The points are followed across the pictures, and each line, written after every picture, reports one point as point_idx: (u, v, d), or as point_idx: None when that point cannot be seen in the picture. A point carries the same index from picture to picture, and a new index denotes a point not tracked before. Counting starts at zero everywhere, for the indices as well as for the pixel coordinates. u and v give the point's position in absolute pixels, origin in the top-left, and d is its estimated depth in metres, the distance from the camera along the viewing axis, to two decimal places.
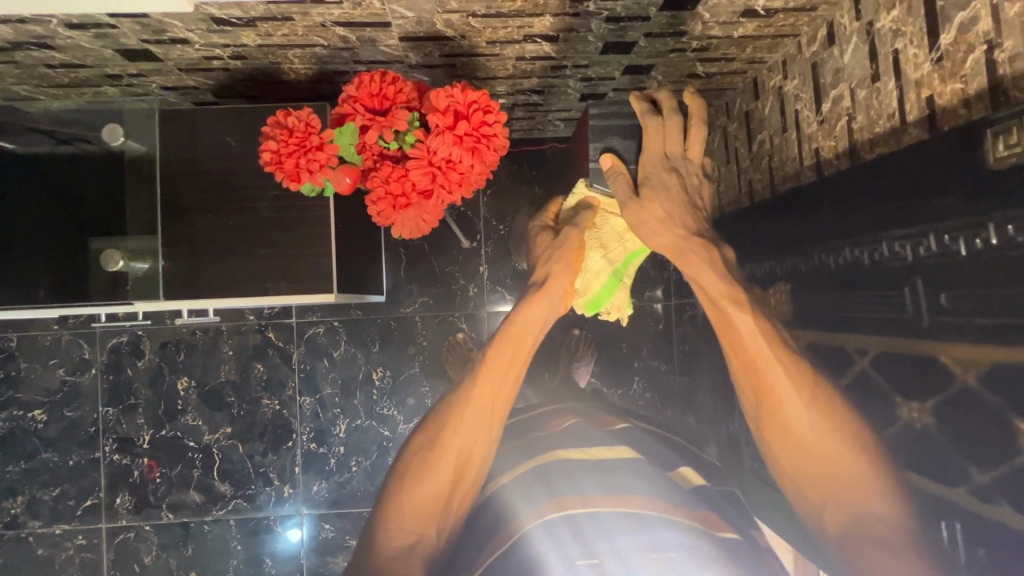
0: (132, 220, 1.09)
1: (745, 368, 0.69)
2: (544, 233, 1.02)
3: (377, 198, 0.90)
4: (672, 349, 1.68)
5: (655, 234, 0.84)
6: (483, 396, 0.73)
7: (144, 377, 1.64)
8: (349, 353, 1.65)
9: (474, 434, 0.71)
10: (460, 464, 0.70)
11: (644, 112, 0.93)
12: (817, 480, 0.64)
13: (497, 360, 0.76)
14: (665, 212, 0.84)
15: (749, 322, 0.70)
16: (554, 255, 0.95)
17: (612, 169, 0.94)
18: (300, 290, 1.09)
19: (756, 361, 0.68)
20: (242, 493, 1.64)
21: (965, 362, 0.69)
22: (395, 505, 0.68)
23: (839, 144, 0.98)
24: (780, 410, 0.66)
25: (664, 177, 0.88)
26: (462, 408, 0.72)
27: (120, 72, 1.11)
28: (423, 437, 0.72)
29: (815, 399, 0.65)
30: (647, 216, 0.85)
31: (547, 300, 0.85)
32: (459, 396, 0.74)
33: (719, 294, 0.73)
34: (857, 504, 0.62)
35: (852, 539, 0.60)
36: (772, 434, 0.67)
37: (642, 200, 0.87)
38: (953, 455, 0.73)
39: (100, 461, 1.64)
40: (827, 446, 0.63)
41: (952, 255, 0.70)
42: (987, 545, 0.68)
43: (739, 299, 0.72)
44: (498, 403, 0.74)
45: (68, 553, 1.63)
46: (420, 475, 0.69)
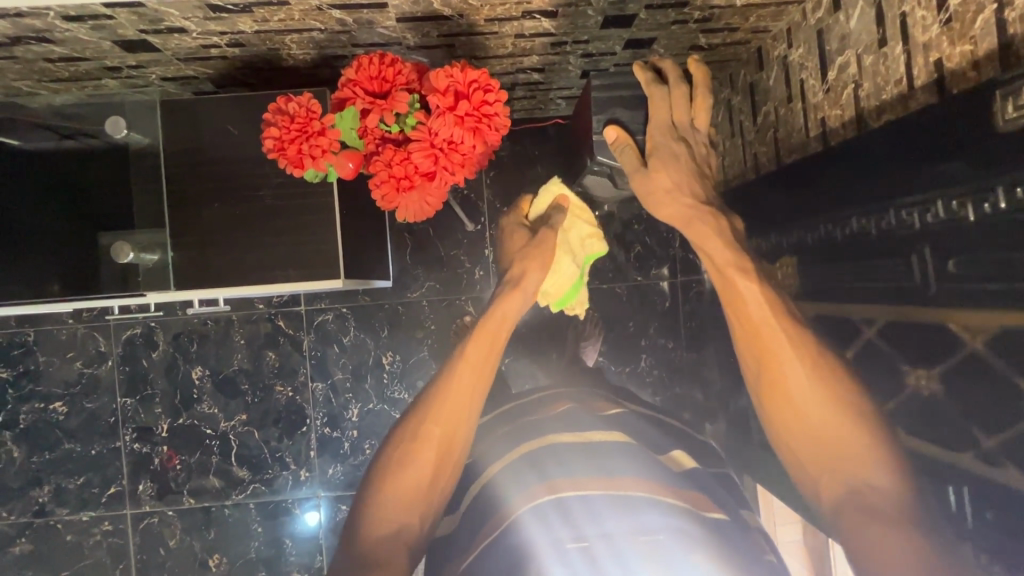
0: (141, 212, 1.10)
1: (748, 336, 0.70)
2: (521, 232, 1.06)
3: (381, 180, 0.88)
4: (679, 326, 1.69)
5: (660, 203, 0.83)
6: (460, 390, 0.74)
7: (159, 368, 1.67)
8: (358, 338, 1.68)
9: (453, 423, 0.73)
10: (439, 455, 0.71)
11: (648, 82, 0.92)
12: (815, 449, 0.64)
13: (472, 354, 0.77)
14: (672, 182, 0.83)
15: (754, 291, 0.70)
16: (532, 252, 0.97)
17: (617, 142, 0.93)
18: (308, 276, 1.09)
19: (758, 329, 0.69)
20: (260, 477, 1.69)
21: (973, 327, 0.69)
22: (380, 494, 0.69)
23: (845, 112, 0.97)
24: (782, 377, 0.66)
25: (673, 147, 0.87)
26: (441, 399, 0.74)
27: (120, 64, 1.11)
28: (404, 428, 0.74)
29: (814, 367, 0.66)
30: (652, 187, 0.85)
31: (520, 298, 0.87)
32: (438, 386, 0.75)
33: (725, 264, 0.73)
34: (854, 473, 0.62)
35: (846, 507, 0.61)
36: (770, 402, 0.67)
37: (649, 169, 0.86)
38: (960, 420, 0.73)
39: (122, 450, 1.68)
40: (824, 418, 0.64)
41: (960, 221, 0.70)
42: (993, 507, 0.69)
43: (746, 268, 0.72)
44: (476, 393, 0.75)
45: (95, 538, 1.68)
46: (400, 467, 0.70)
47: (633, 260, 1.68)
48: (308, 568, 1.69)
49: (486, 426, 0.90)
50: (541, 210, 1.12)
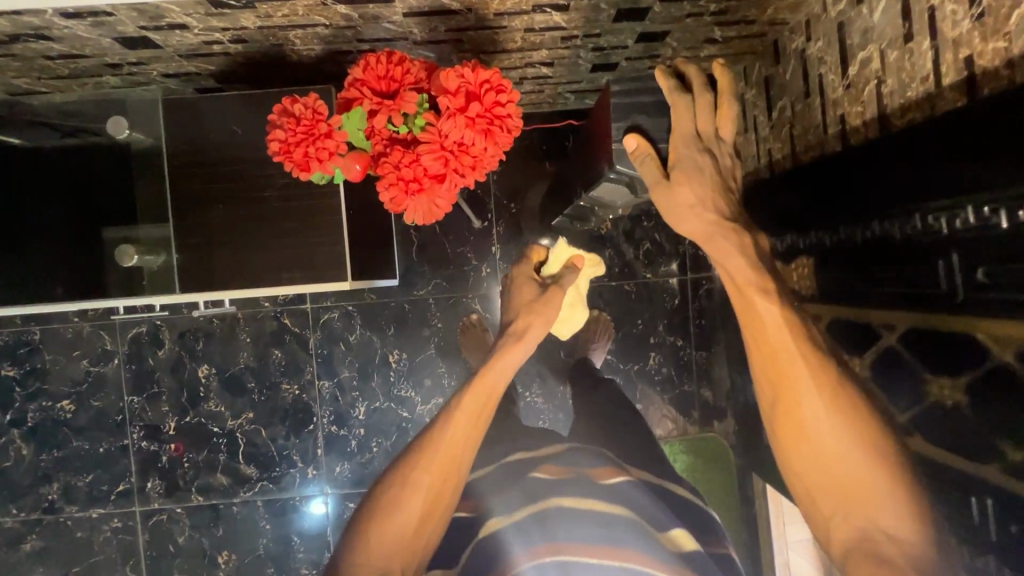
0: (144, 213, 1.09)
1: (763, 361, 0.61)
2: (531, 282, 1.01)
3: (389, 183, 0.84)
4: (689, 324, 1.67)
5: (682, 218, 0.70)
6: (453, 441, 0.71)
7: (166, 366, 1.67)
8: (364, 336, 1.67)
9: (442, 474, 0.70)
10: (426, 507, 0.69)
11: (671, 89, 0.77)
12: (826, 489, 0.58)
13: (468, 404, 0.74)
14: (697, 197, 0.69)
15: (775, 312, 0.61)
16: (539, 309, 0.93)
17: (636, 150, 0.81)
18: (315, 278, 1.08)
19: (776, 354, 0.60)
20: (267, 475, 1.69)
21: (1002, 339, 0.67)
22: (363, 539, 0.68)
23: (866, 110, 0.93)
24: (796, 407, 0.59)
25: (697, 158, 0.72)
26: (430, 447, 0.71)
27: (121, 61, 1.08)
28: (393, 473, 0.71)
29: (834, 399, 0.58)
30: (675, 203, 0.70)
31: (522, 350, 0.83)
32: (429, 435, 0.73)
33: (744, 281, 0.62)
34: (869, 516, 0.57)
35: (855, 554, 0.56)
36: (781, 433, 0.60)
37: (672, 182, 0.72)
38: (986, 432, 0.71)
39: (129, 448, 1.68)
40: (842, 460, 0.58)
41: (990, 229, 0.66)
42: (1019, 521, 0.68)
43: (765, 286, 0.62)
44: (467, 446, 0.72)
45: (105, 535, 1.69)
46: (385, 516, 0.68)
47: (641, 257, 1.66)
48: (316, 564, 1.70)
49: (491, 474, 0.90)
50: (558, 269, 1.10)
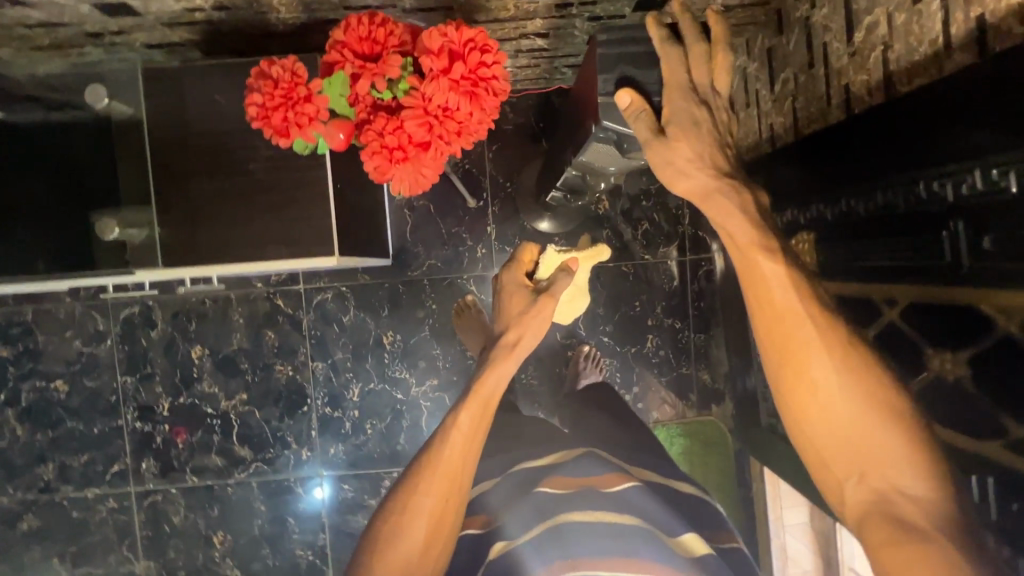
0: (127, 187, 1.06)
1: (769, 326, 0.58)
2: (521, 293, 0.98)
3: (373, 151, 0.81)
4: (688, 306, 1.65)
5: (673, 177, 0.65)
6: (451, 462, 0.73)
7: (159, 347, 1.66)
8: (358, 318, 1.65)
9: (445, 495, 0.72)
10: (428, 530, 0.70)
11: (661, 41, 0.72)
12: (841, 451, 0.56)
13: (466, 424, 0.76)
14: (695, 152, 0.64)
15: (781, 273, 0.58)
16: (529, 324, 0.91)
17: (631, 107, 0.72)
18: (301, 253, 1.05)
19: (784, 316, 0.57)
20: (262, 456, 1.68)
21: (1007, 310, 0.64)
22: (369, 566, 0.69)
23: (872, 78, 0.89)
24: (805, 368, 0.57)
25: (693, 112, 0.67)
26: (432, 469, 0.73)
27: (101, 30, 1.05)
28: (396, 499, 0.73)
29: (844, 357, 0.56)
30: (672, 158, 0.65)
31: (513, 364, 0.85)
32: (430, 456, 0.74)
33: (747, 242, 0.59)
34: (884, 478, 0.54)
35: (874, 516, 0.54)
36: (791, 398, 0.58)
37: (671, 138, 0.66)
38: (988, 406, 0.69)
39: (124, 428, 1.68)
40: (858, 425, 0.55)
41: (998, 193, 0.63)
42: (1020, 499, 0.66)
43: (771, 247, 0.59)
44: (466, 464, 0.74)
45: (101, 515, 1.69)
46: (389, 543, 0.70)
47: (640, 238, 1.63)
48: (311, 545, 1.70)
49: (500, 485, 0.89)
50: (550, 271, 1.07)
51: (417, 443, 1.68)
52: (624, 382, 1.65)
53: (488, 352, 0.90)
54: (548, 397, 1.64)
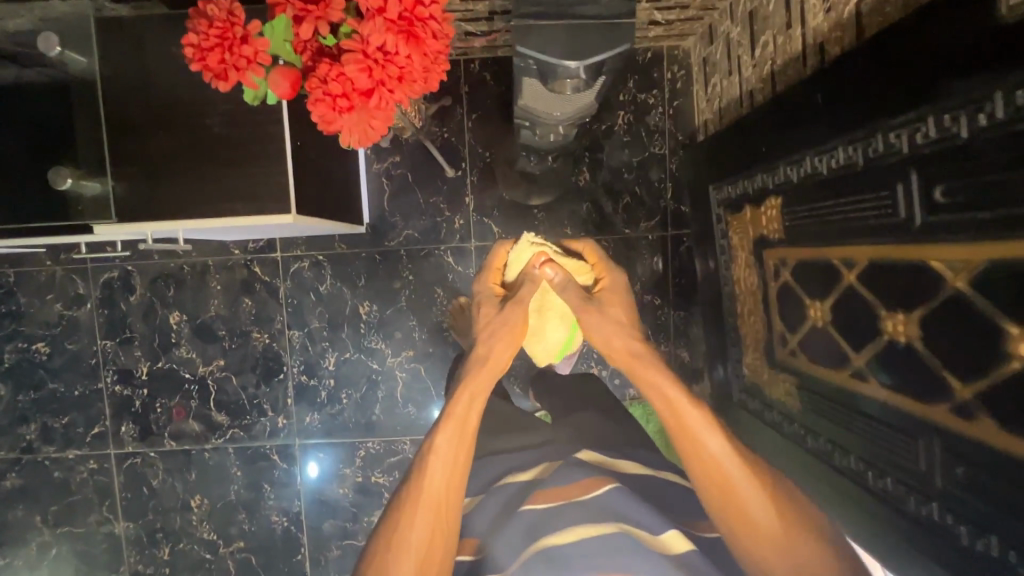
0: (85, 141, 1.05)
1: (709, 482, 0.60)
2: (488, 302, 0.73)
3: (316, 98, 0.79)
4: (668, 283, 1.62)
5: (610, 339, 0.66)
6: (436, 494, 0.62)
7: (137, 312, 1.66)
8: (335, 287, 1.64)
9: (432, 532, 0.61)
10: (418, 570, 0.60)
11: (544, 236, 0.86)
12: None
13: (444, 450, 0.63)
14: (624, 318, 0.68)
15: (716, 439, 0.60)
16: (498, 338, 0.68)
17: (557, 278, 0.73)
18: (257, 210, 1.03)
19: (721, 472, 0.59)
20: (238, 423, 1.69)
21: (956, 265, 0.61)
22: None
23: (845, 34, 0.85)
24: (749, 515, 0.58)
25: (621, 291, 0.73)
26: (415, 499, 0.62)
27: None
28: (380, 541, 0.62)
29: (777, 497, 0.59)
30: (608, 330, 0.67)
31: (493, 371, 0.67)
32: (411, 488, 0.63)
33: (679, 411, 0.61)
34: None
35: None
36: (744, 543, 0.59)
37: (603, 306, 0.69)
38: (934, 368, 0.66)
39: (103, 392, 1.69)
40: (786, 545, 0.57)
41: (951, 140, 0.60)
42: (964, 463, 0.63)
43: (705, 417, 0.61)
44: (450, 496, 0.63)
45: (82, 475, 1.72)
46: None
47: (621, 211, 1.60)
48: (286, 512, 1.71)
49: (485, 505, 0.79)
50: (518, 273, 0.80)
51: (391, 414, 1.68)
52: (601, 357, 1.63)
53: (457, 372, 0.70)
54: (523, 370, 1.62)
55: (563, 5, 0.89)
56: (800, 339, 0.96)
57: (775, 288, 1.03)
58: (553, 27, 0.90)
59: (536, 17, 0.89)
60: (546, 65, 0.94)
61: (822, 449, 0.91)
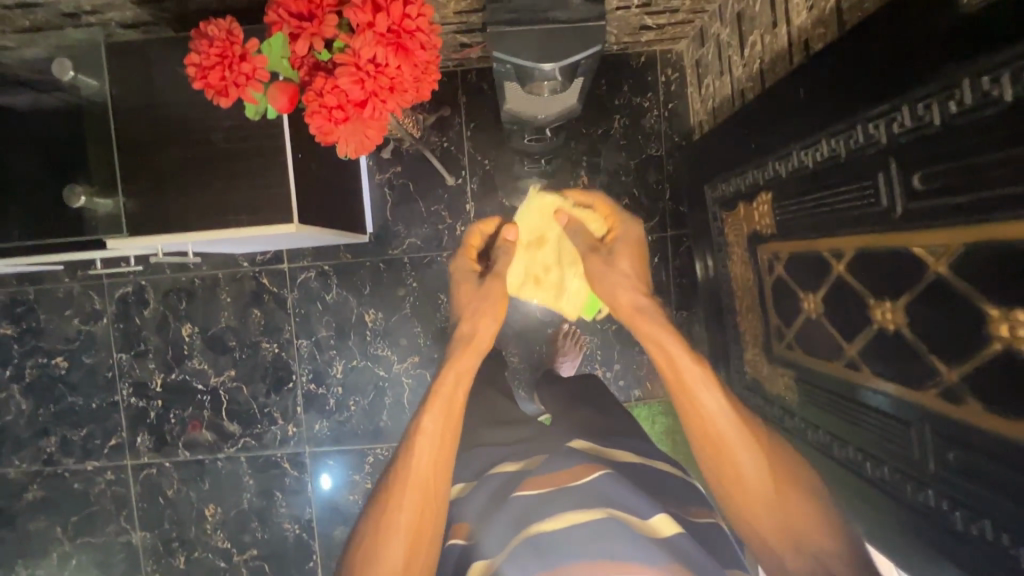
0: (98, 160, 1.10)
1: (709, 434, 0.78)
2: (468, 281, 1.09)
3: (313, 112, 0.82)
4: (669, 282, 1.62)
5: (616, 291, 0.98)
6: (423, 470, 0.80)
7: (151, 325, 1.71)
8: (341, 296, 1.68)
9: (423, 494, 0.78)
10: (415, 527, 0.76)
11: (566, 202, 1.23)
12: (776, 523, 0.70)
13: (432, 428, 0.84)
14: (628, 272, 0.99)
15: (718, 402, 0.79)
16: (484, 298, 1.04)
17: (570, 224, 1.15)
18: (261, 221, 1.07)
19: (718, 428, 0.77)
20: (250, 432, 1.73)
21: (937, 250, 0.62)
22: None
23: (827, 30, 0.87)
24: (738, 465, 0.74)
25: (628, 235, 1.07)
26: (408, 470, 0.81)
27: (75, 10, 1.09)
28: (381, 506, 0.80)
29: (762, 453, 0.76)
30: (613, 275, 0.99)
31: (473, 357, 0.97)
32: (404, 461, 0.83)
33: (692, 379, 0.81)
34: (812, 543, 0.68)
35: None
36: (731, 489, 0.74)
37: (611, 260, 1.01)
38: (923, 354, 0.66)
39: (120, 404, 1.74)
40: (770, 494, 0.72)
41: (926, 127, 0.61)
42: (955, 448, 0.64)
43: (711, 383, 0.81)
44: (439, 464, 0.82)
45: (100, 486, 1.76)
46: (376, 555, 0.75)
47: None
48: (297, 519, 1.73)
49: (477, 492, 0.83)
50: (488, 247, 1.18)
51: (399, 420, 1.70)
52: (605, 359, 1.64)
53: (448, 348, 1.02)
54: (527, 374, 1.63)
55: (537, 11, 0.96)
56: (796, 333, 0.97)
57: (770, 282, 1.04)
58: (528, 31, 0.97)
59: (510, 23, 0.97)
60: (522, 68, 1.02)
61: (821, 442, 0.91)
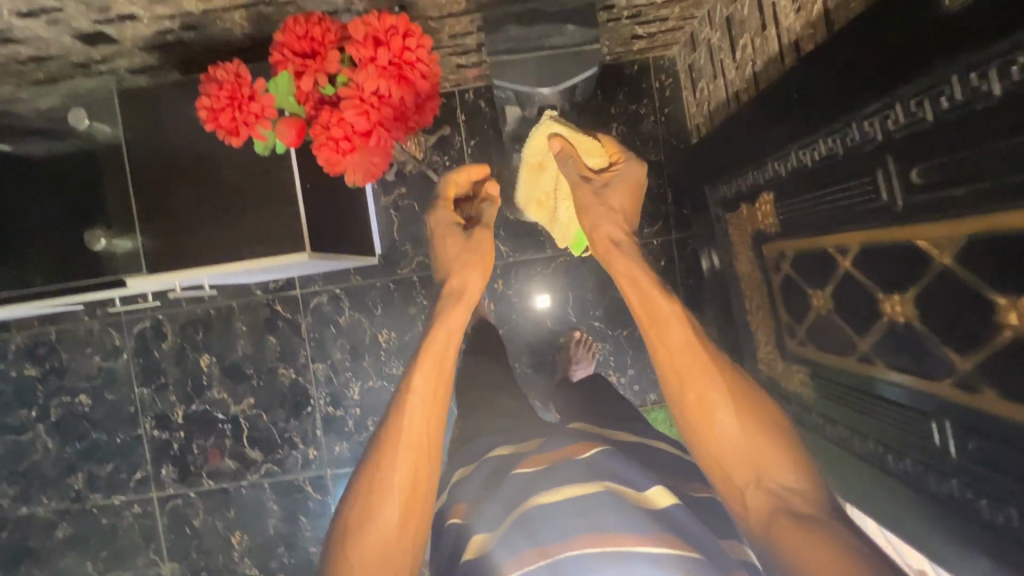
0: (115, 203, 1.14)
1: (675, 367, 0.77)
2: (452, 232, 1.06)
3: (321, 144, 0.85)
4: (677, 284, 1.63)
5: (599, 222, 0.94)
6: (417, 430, 0.78)
7: (170, 358, 1.74)
8: (354, 318, 1.70)
9: (416, 461, 0.76)
10: (407, 496, 0.74)
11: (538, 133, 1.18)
12: (734, 455, 0.70)
13: (423, 386, 0.81)
14: (619, 206, 0.96)
15: (684, 331, 0.78)
16: (471, 259, 1.01)
17: (562, 151, 1.06)
18: (275, 251, 1.09)
19: (687, 359, 0.76)
20: (272, 457, 1.75)
21: (941, 242, 0.63)
22: (353, 554, 0.71)
23: (814, 31, 0.89)
24: (707, 397, 0.73)
25: (625, 173, 1.00)
26: (397, 437, 0.77)
27: (87, 60, 1.13)
28: (367, 479, 0.76)
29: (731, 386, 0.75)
30: (597, 205, 0.96)
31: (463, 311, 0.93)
32: (392, 428, 0.79)
33: (662, 311, 0.80)
34: (771, 477, 0.69)
35: (773, 513, 0.65)
36: (694, 420, 0.74)
37: (598, 193, 0.97)
38: (936, 346, 0.67)
39: (143, 437, 1.77)
40: (732, 420, 0.72)
41: (919, 123, 0.63)
42: (976, 437, 0.64)
43: (680, 313, 0.80)
44: (429, 428, 0.79)
45: (128, 520, 1.79)
46: (367, 520, 0.72)
47: None
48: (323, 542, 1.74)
49: (474, 475, 0.84)
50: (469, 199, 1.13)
51: None
52: (618, 365, 1.64)
53: (437, 303, 0.98)
54: (542, 385, 1.64)
55: (536, 39, 1.12)
56: (807, 329, 0.97)
57: (778, 281, 1.05)
58: (525, 61, 1.14)
59: (509, 54, 1.13)
60: (523, 94, 1.18)
61: (841, 437, 0.91)
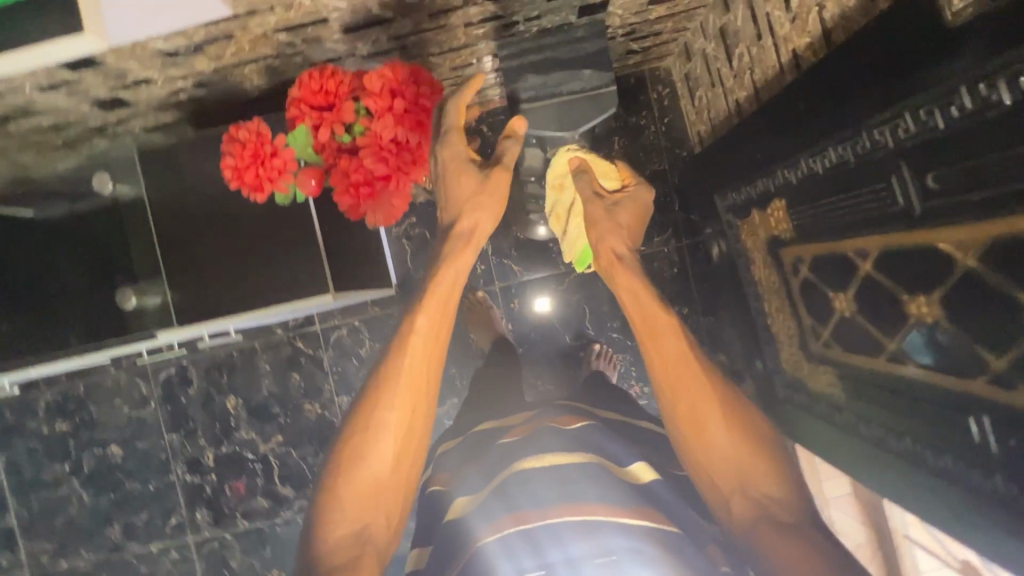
0: (142, 261, 1.17)
1: (668, 379, 0.80)
2: (467, 170, 0.83)
3: (342, 191, 0.89)
4: (692, 290, 1.64)
5: (603, 237, 0.94)
6: (414, 368, 0.79)
7: (197, 402, 1.77)
8: (374, 349, 1.72)
9: (410, 405, 0.79)
10: (398, 441, 0.78)
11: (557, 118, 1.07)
12: (727, 466, 0.75)
13: (424, 326, 0.80)
14: (624, 223, 0.96)
15: (676, 343, 0.82)
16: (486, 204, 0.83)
17: (578, 168, 1.07)
18: (300, 294, 1.11)
19: (681, 372, 0.80)
20: (304, 493, 1.76)
21: (963, 244, 0.64)
22: (338, 485, 0.77)
23: (813, 39, 0.91)
24: (700, 414, 0.77)
25: (637, 195, 1.01)
26: (393, 372, 0.79)
27: (104, 124, 1.17)
28: (359, 421, 0.79)
29: (729, 410, 0.77)
30: (598, 218, 0.96)
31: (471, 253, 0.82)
32: (391, 364, 0.80)
33: (654, 326, 0.84)
34: (755, 485, 0.74)
35: (756, 521, 0.71)
36: (686, 429, 0.77)
37: (609, 206, 0.98)
38: (967, 346, 0.68)
39: (176, 483, 1.79)
40: (724, 436, 0.76)
41: (930, 131, 0.64)
42: (1016, 434, 0.65)
43: (674, 326, 0.84)
44: (427, 376, 0.81)
45: (166, 566, 1.80)
46: (360, 457, 0.77)
47: None
48: None
49: (469, 451, 0.99)
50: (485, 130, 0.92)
51: None
52: (640, 375, 1.65)
53: (442, 243, 0.84)
54: None
55: (554, 85, 1.13)
56: (831, 331, 0.98)
57: (797, 284, 1.05)
58: (546, 105, 1.12)
59: (532, 99, 1.12)
60: (545, 136, 1.15)
61: (876, 436, 0.92)
